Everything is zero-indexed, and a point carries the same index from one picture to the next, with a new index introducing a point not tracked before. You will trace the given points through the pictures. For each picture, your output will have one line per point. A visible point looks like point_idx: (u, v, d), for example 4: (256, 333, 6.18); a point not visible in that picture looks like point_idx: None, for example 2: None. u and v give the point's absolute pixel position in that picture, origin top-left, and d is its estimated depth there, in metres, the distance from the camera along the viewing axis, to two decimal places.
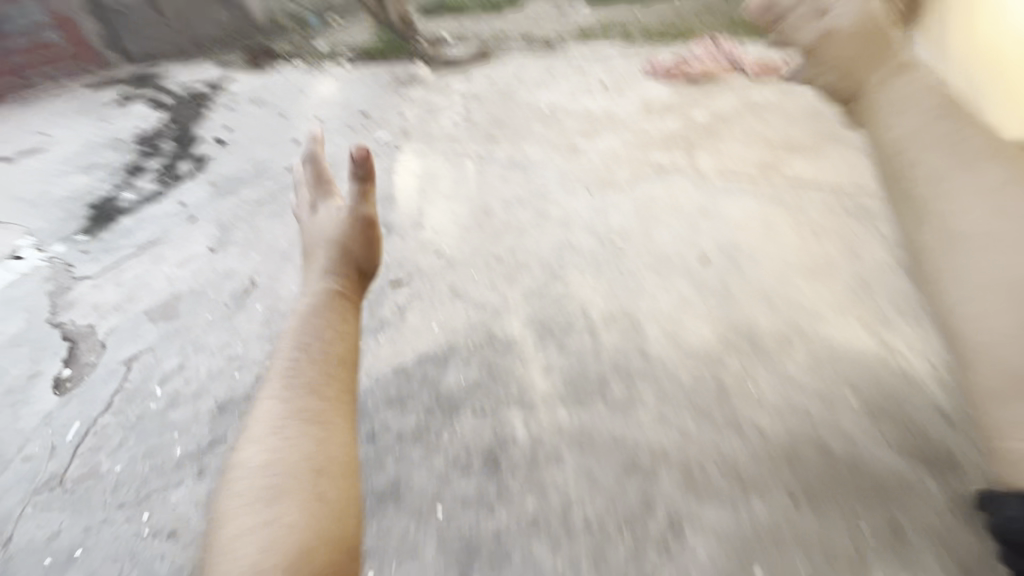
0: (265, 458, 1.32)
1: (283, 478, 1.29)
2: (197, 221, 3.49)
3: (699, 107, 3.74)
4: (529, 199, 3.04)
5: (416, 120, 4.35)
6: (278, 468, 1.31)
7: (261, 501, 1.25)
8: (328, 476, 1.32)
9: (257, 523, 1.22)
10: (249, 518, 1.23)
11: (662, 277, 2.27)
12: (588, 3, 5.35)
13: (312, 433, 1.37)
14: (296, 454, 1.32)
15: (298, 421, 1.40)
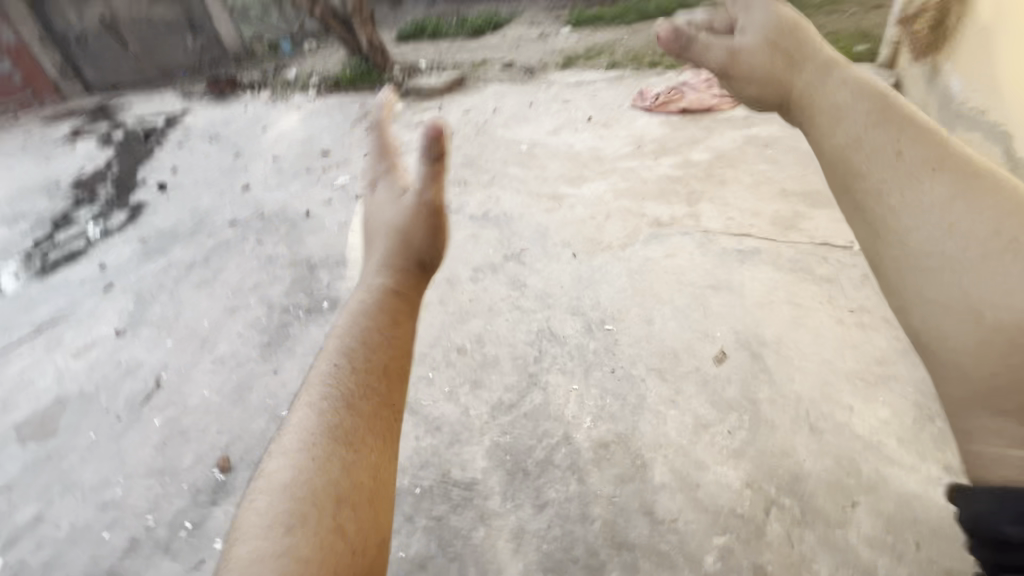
0: (298, 463, 1.12)
1: (300, 509, 1.04)
2: (113, 289, 2.94)
3: (697, 146, 3.31)
4: (502, 263, 2.55)
5: None
6: (306, 464, 1.12)
7: (279, 526, 1.02)
8: (352, 504, 1.09)
9: (266, 552, 0.98)
10: (263, 543, 1.00)
11: (670, 383, 1.77)
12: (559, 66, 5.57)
13: (343, 455, 1.15)
14: (321, 474, 1.11)
15: (324, 433, 1.17)
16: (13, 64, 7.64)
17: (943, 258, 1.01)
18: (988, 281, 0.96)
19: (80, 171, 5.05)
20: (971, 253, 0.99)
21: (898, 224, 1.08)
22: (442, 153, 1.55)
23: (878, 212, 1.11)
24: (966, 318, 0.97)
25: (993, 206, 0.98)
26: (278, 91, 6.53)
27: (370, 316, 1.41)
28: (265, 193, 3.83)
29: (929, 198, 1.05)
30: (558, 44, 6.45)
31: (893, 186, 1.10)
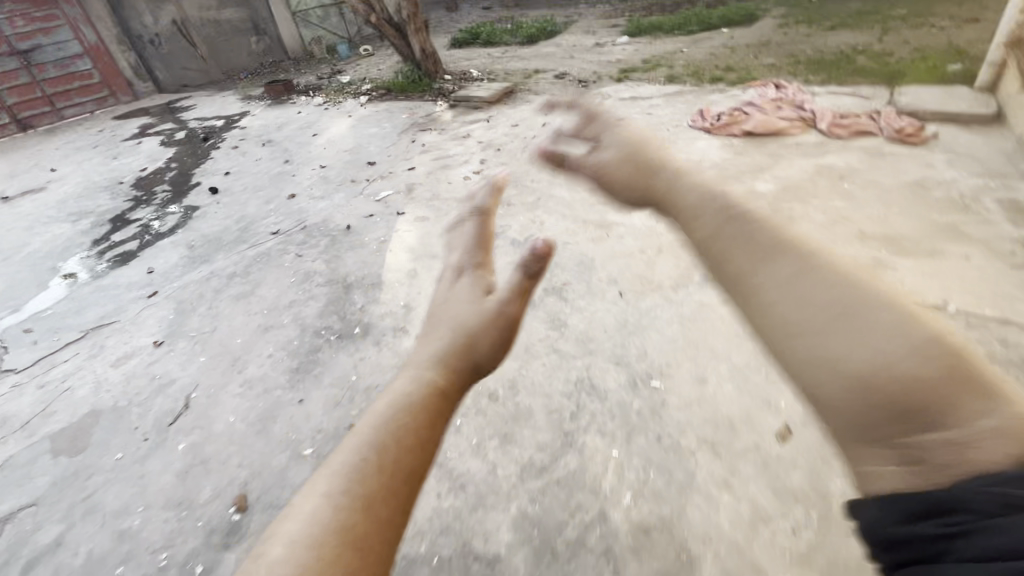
0: None
1: None
2: (157, 297, 2.99)
3: (761, 177, 3.07)
4: (542, 297, 2.41)
5: (427, 179, 3.87)
6: None
7: None
8: None
9: None
10: None
11: (724, 461, 1.57)
12: (616, 79, 5.38)
13: None
14: None
15: (322, 538, 0.62)
16: (93, 63, 8.32)
17: (800, 292, 0.71)
18: (829, 307, 0.68)
19: (144, 172, 5.27)
20: (805, 270, 0.72)
21: (725, 245, 0.80)
22: (542, 267, 1.28)
23: (719, 229, 0.82)
24: (819, 351, 0.67)
25: (848, 272, 0.71)
26: (332, 96, 6.65)
27: (409, 405, 0.81)
28: (309, 203, 3.84)
29: (741, 219, 0.80)
30: (613, 56, 6.26)
31: (712, 203, 0.85)
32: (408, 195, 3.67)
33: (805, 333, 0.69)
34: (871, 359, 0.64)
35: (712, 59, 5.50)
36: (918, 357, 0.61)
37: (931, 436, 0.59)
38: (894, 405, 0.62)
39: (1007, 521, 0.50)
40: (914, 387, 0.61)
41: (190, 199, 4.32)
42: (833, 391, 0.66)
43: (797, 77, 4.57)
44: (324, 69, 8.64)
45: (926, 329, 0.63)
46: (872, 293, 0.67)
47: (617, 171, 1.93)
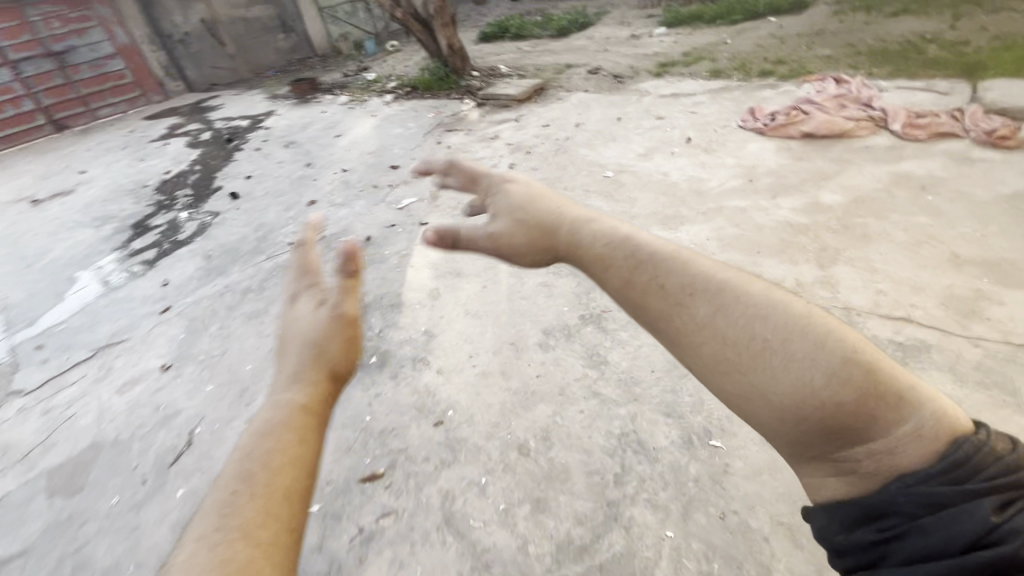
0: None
1: None
2: (169, 313, 2.85)
3: (826, 186, 2.72)
4: (578, 327, 2.15)
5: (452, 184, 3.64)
6: None
7: None
8: None
9: None
10: None
11: (807, 553, 1.29)
12: (655, 73, 5.04)
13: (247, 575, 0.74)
14: None
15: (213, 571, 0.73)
16: (125, 63, 8.39)
17: (717, 340, 0.89)
18: (757, 354, 0.86)
19: (168, 175, 5.20)
20: (736, 326, 0.89)
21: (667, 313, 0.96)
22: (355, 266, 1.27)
23: (656, 300, 0.98)
24: (756, 392, 0.86)
25: (754, 309, 0.89)
26: (358, 95, 6.49)
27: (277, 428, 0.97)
28: (330, 211, 3.67)
29: (681, 290, 0.96)
30: (650, 49, 5.90)
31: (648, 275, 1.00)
32: (432, 203, 3.46)
33: (747, 377, 0.86)
34: (797, 393, 0.81)
35: (760, 51, 5.10)
36: (836, 386, 0.79)
37: (859, 449, 0.80)
38: (828, 427, 0.81)
39: (924, 519, 0.74)
40: (838, 412, 0.79)
41: (210, 204, 4.21)
42: (775, 422, 0.85)
43: (859, 70, 4.15)
44: (351, 65, 8.50)
45: (841, 358, 0.80)
46: (797, 335, 0.84)
47: (512, 238, 1.32)
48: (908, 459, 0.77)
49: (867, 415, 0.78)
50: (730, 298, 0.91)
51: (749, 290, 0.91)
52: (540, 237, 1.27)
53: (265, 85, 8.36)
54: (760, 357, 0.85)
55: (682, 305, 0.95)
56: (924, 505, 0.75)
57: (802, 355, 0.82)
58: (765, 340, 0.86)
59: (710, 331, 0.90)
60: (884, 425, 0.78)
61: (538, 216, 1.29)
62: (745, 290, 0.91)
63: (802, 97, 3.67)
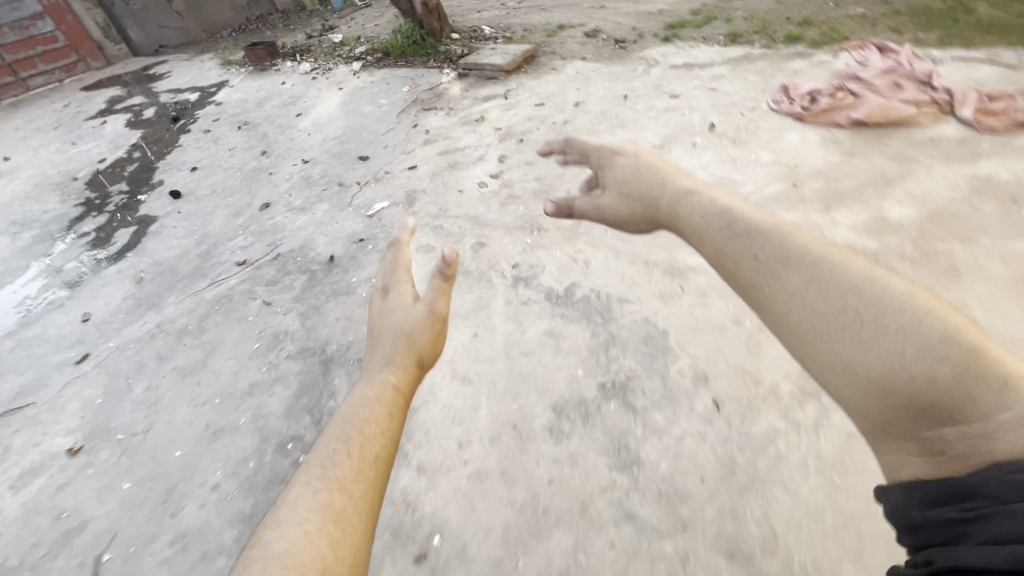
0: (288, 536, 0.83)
1: None
2: (86, 364, 2.32)
3: (890, 193, 2.22)
4: (598, 403, 1.67)
5: (433, 182, 3.07)
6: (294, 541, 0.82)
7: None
8: None
9: None
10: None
11: None
12: (662, 38, 4.40)
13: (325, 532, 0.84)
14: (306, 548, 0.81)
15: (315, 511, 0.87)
16: (55, 24, 7.38)
17: (805, 306, 0.93)
18: (845, 325, 0.89)
19: (102, 164, 4.51)
20: (827, 300, 0.92)
21: (758, 283, 1.00)
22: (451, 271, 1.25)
23: (749, 269, 1.02)
24: (842, 363, 0.88)
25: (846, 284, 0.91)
26: (321, 62, 5.70)
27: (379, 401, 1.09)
28: (287, 218, 3.09)
29: (772, 260, 0.99)
30: (655, 7, 5.18)
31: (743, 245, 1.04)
32: (409, 209, 2.89)
33: (833, 347, 0.89)
34: (884, 367, 0.84)
35: (783, 9, 4.44)
36: (929, 362, 0.80)
37: (948, 430, 0.78)
38: (914, 403, 0.82)
39: (1014, 506, 0.67)
40: (927, 389, 0.80)
41: (148, 206, 3.59)
42: (858, 393, 0.87)
43: (903, 35, 3.56)
44: (315, 25, 7.57)
45: (935, 337, 0.81)
46: (889, 310, 0.86)
47: (616, 210, 1.51)
48: (999, 447, 0.73)
49: (963, 394, 0.78)
50: (826, 271, 0.94)
51: (847, 265, 0.94)
52: (643, 209, 1.42)
53: (217, 50, 7.43)
54: (845, 330, 0.88)
55: (772, 275, 0.99)
56: (1016, 492, 0.68)
57: (893, 331, 0.84)
58: (855, 311, 0.88)
59: (798, 303, 0.95)
60: (979, 407, 0.77)
61: (642, 192, 1.41)
62: (842, 265, 0.93)
63: (845, 72, 3.11)
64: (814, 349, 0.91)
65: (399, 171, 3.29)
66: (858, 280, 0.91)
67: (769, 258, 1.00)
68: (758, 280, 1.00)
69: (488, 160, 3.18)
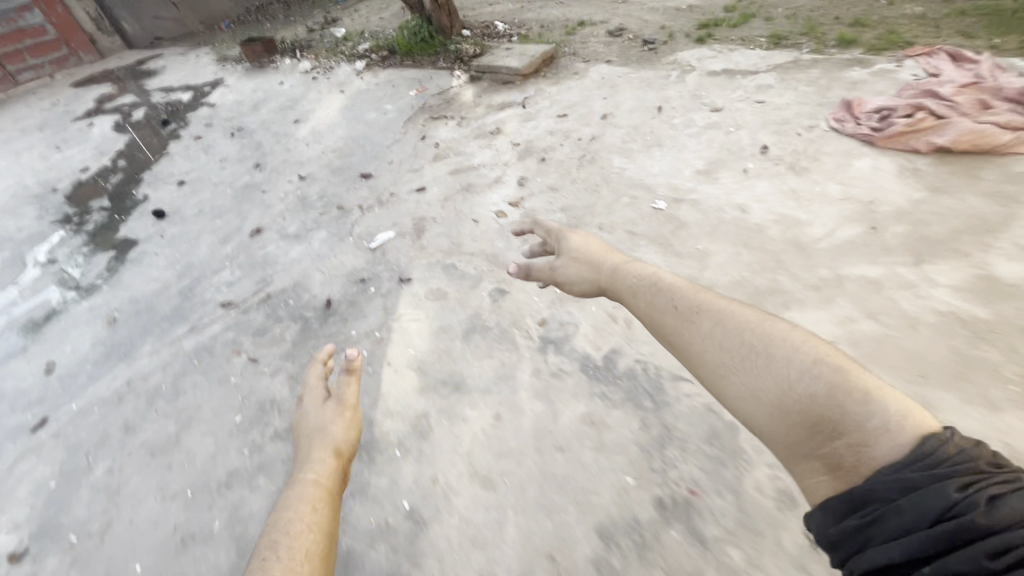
0: None
1: None
2: (43, 433, 2.01)
3: (996, 244, 1.86)
4: (655, 529, 1.34)
5: (444, 209, 2.72)
6: None
7: None
8: None
9: None
10: None
11: None
12: (694, 38, 4.00)
13: None
14: None
15: None
16: (45, 15, 6.96)
17: (714, 345, 1.08)
18: (747, 358, 1.01)
19: (85, 173, 4.16)
20: (729, 338, 1.07)
21: (680, 333, 1.17)
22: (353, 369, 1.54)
23: (674, 320, 1.19)
24: (749, 393, 0.98)
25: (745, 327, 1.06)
26: (322, 60, 5.32)
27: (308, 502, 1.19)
28: (279, 247, 2.74)
29: (688, 311, 1.19)
30: (684, 3, 4.77)
31: (664, 300, 1.25)
32: (417, 241, 2.54)
33: (739, 379, 1.01)
34: (779, 389, 0.94)
35: (830, 7, 4.03)
36: (808, 378, 0.91)
37: (838, 443, 0.84)
38: (809, 422, 0.89)
39: (900, 500, 0.73)
40: (814, 405, 0.89)
41: (129, 228, 3.25)
42: (764, 419, 0.95)
43: (975, 42, 3.16)
44: (316, 17, 7.16)
45: (811, 359, 0.94)
46: (777, 341, 1.00)
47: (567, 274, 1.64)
48: (880, 451, 0.80)
49: (841, 407, 0.85)
50: (727, 316, 1.11)
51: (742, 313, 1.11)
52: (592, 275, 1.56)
53: (214, 44, 7.03)
54: (747, 362, 1.00)
55: (688, 321, 1.17)
56: (901, 488, 0.74)
57: (780, 355, 0.97)
58: (750, 347, 1.02)
59: (708, 341, 1.09)
60: (859, 417, 0.84)
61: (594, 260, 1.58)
62: (740, 316, 1.09)
63: (917, 84, 2.71)
64: (724, 381, 1.03)
65: (405, 193, 2.93)
66: (757, 322, 1.06)
67: (688, 310, 1.19)
68: (678, 326, 1.18)
69: (506, 182, 2.82)
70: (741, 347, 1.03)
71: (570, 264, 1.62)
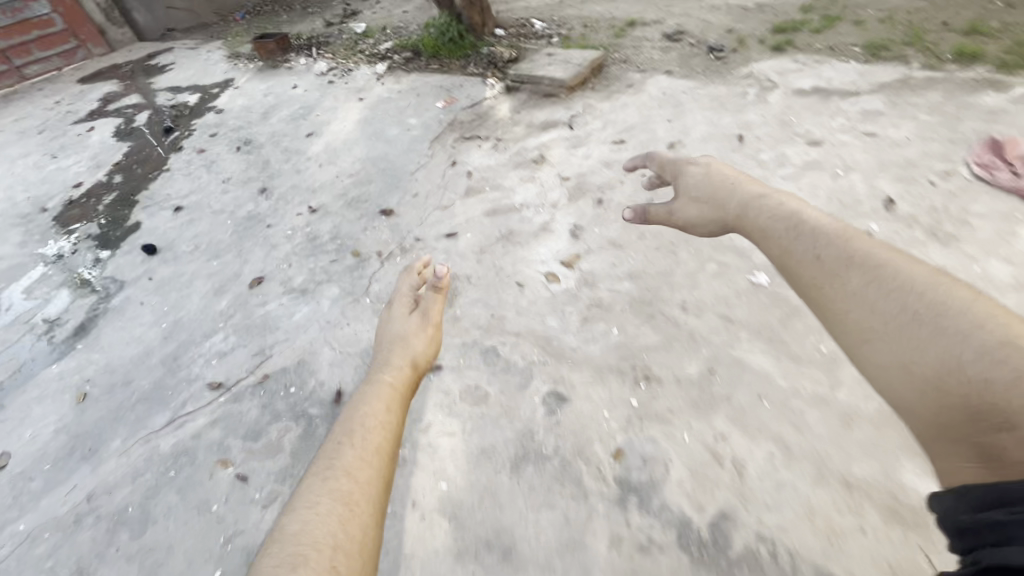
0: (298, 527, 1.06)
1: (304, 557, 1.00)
2: None
3: None
4: None
5: (481, 264, 2.24)
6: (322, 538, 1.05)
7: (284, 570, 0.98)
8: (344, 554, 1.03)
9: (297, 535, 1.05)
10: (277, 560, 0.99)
11: None
12: (769, 44, 3.43)
13: (335, 511, 1.10)
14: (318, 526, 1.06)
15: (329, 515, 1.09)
16: (52, 6, 6.59)
17: (865, 307, 0.92)
18: (904, 325, 0.87)
19: (77, 191, 3.75)
20: (883, 298, 0.91)
21: (819, 283, 0.99)
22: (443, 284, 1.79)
23: (809, 269, 1.01)
24: (896, 363, 0.86)
25: (905, 293, 0.89)
26: (340, 60, 4.83)
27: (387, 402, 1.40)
28: (281, 306, 2.29)
29: (836, 258, 0.99)
30: (750, 1, 4.17)
31: (807, 247, 1.03)
32: (448, 309, 2.07)
33: (886, 348, 0.88)
34: (942, 366, 0.82)
35: (933, 9, 3.41)
36: (995, 364, 0.77)
37: (1004, 436, 0.74)
38: (969, 407, 0.79)
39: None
40: (987, 392, 0.77)
41: (115, 265, 2.83)
42: (907, 391, 0.85)
43: None
44: (335, 9, 6.66)
45: (999, 340, 0.78)
46: (954, 311, 0.84)
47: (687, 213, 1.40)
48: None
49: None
50: (886, 272, 0.93)
51: (905, 268, 0.93)
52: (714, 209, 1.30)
53: (227, 38, 6.58)
54: (901, 334, 0.87)
55: (828, 271, 0.99)
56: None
57: (952, 330, 0.82)
58: (914, 314, 0.87)
59: (853, 299, 0.94)
60: None
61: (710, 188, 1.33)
62: (901, 269, 0.92)
63: None
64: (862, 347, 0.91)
65: (433, 239, 2.45)
66: (924, 283, 0.89)
67: (832, 256, 0.99)
68: (817, 279, 1.00)
69: (556, 230, 2.32)
70: (894, 316, 0.88)
71: (687, 202, 1.39)
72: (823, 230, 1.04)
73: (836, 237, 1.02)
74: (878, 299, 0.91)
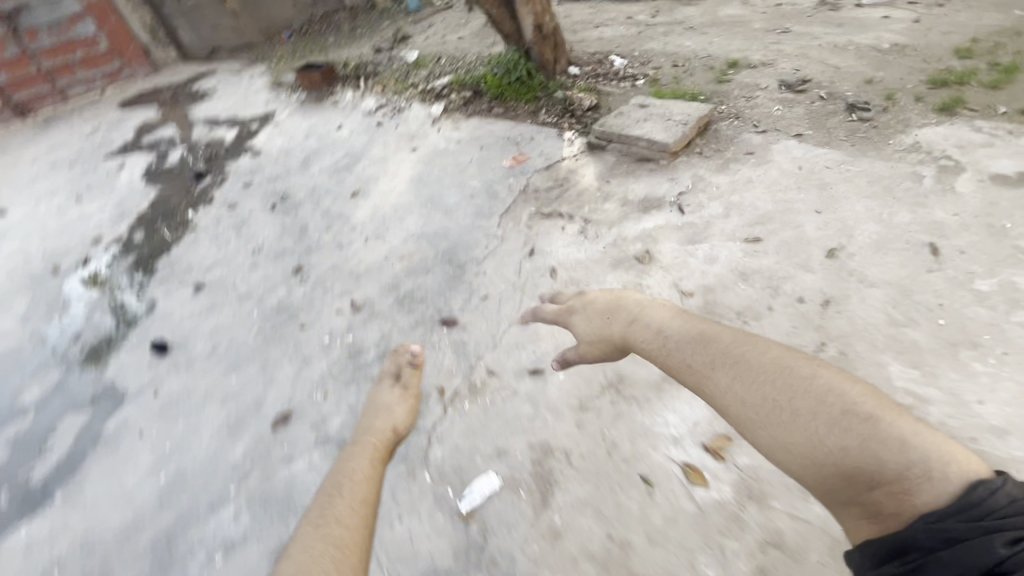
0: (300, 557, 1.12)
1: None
2: None
3: None
4: None
5: (584, 430, 1.62)
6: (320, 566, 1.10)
7: None
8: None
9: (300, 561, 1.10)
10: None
11: None
12: (930, 102, 2.71)
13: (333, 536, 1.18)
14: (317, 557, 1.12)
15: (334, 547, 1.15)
16: (98, 25, 6.32)
17: (745, 399, 1.20)
18: (769, 409, 1.15)
19: (94, 249, 3.32)
20: (753, 392, 1.19)
21: (704, 386, 1.30)
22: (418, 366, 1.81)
23: (690, 375, 1.33)
24: (778, 446, 1.13)
25: (766, 380, 1.18)
26: (391, 96, 4.33)
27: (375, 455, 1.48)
28: (311, 467, 1.72)
29: (712, 361, 1.29)
30: (883, 41, 3.46)
31: (684, 357, 1.36)
32: (543, 514, 1.45)
33: (772, 432, 1.13)
34: (809, 441, 1.07)
35: None
36: (840, 436, 1.04)
37: (876, 492, 0.97)
38: (843, 471, 1.02)
39: (942, 551, 0.84)
40: (845, 456, 1.02)
41: (118, 367, 2.33)
42: (796, 466, 1.10)
43: None
44: (386, 32, 6.22)
45: (840, 413, 1.06)
46: (803, 388, 1.13)
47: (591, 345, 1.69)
48: (923, 499, 0.92)
49: (869, 456, 1.00)
50: (747, 367, 1.22)
51: (759, 360, 1.23)
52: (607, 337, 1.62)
53: (271, 61, 6.21)
54: (777, 420, 1.13)
55: (710, 376, 1.29)
56: (943, 539, 0.85)
57: (804, 407, 1.10)
58: (774, 394, 1.16)
59: (734, 395, 1.22)
60: (889, 463, 0.97)
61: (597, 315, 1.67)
62: (759, 361, 1.23)
63: None
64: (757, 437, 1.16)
65: (513, 375, 1.85)
66: (777, 373, 1.17)
67: (705, 363, 1.31)
68: (706, 386, 1.30)
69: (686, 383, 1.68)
70: (761, 400, 1.17)
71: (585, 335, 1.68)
72: (696, 341, 1.36)
73: (705, 346, 1.33)
74: (750, 393, 1.19)
